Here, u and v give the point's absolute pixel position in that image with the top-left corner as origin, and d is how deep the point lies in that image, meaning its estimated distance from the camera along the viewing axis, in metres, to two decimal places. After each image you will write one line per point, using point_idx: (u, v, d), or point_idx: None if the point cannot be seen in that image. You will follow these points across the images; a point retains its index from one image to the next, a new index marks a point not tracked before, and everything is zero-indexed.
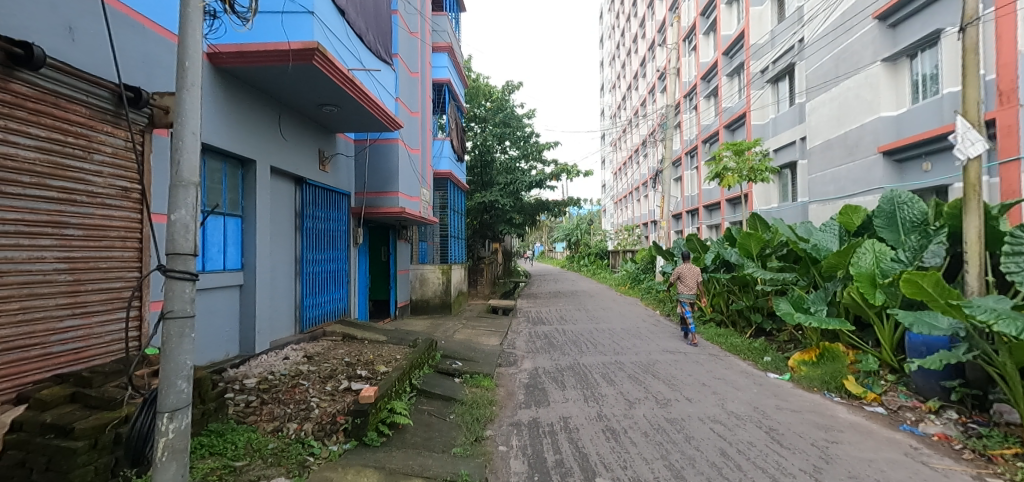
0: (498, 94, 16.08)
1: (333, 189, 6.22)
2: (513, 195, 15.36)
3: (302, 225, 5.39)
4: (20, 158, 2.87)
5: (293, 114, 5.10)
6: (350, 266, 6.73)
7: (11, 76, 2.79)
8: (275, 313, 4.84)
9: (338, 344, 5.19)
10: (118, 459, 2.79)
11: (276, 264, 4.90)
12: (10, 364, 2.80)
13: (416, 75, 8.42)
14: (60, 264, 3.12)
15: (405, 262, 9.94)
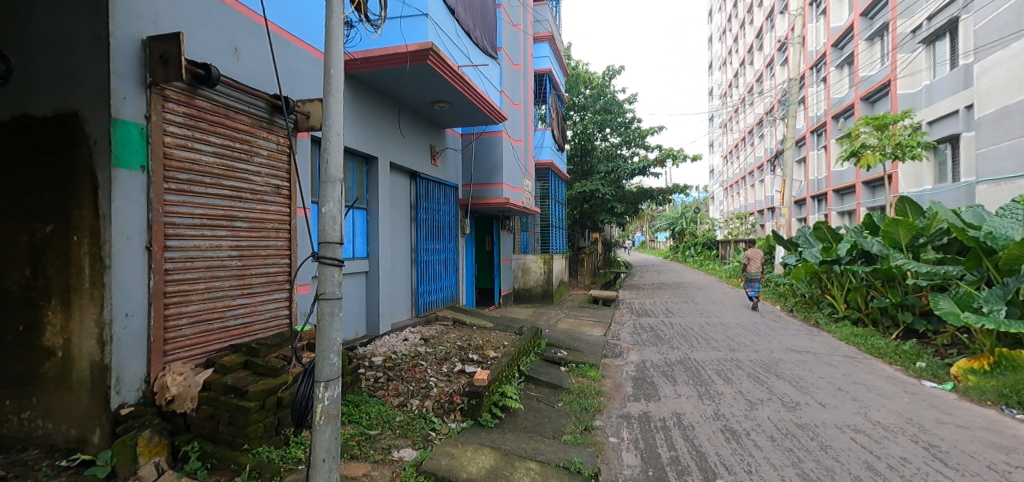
0: (599, 80, 15.76)
1: (443, 183, 6.55)
2: (615, 184, 15.02)
3: (417, 216, 5.75)
4: (202, 162, 3.42)
5: (409, 112, 5.45)
6: (458, 255, 7.06)
7: (194, 94, 3.35)
8: (395, 297, 5.25)
9: (449, 328, 5.49)
10: (280, 419, 3.29)
11: (395, 253, 5.29)
12: (197, 333, 3.39)
13: (519, 67, 8.53)
14: (232, 252, 3.67)
15: (508, 252, 10.22)
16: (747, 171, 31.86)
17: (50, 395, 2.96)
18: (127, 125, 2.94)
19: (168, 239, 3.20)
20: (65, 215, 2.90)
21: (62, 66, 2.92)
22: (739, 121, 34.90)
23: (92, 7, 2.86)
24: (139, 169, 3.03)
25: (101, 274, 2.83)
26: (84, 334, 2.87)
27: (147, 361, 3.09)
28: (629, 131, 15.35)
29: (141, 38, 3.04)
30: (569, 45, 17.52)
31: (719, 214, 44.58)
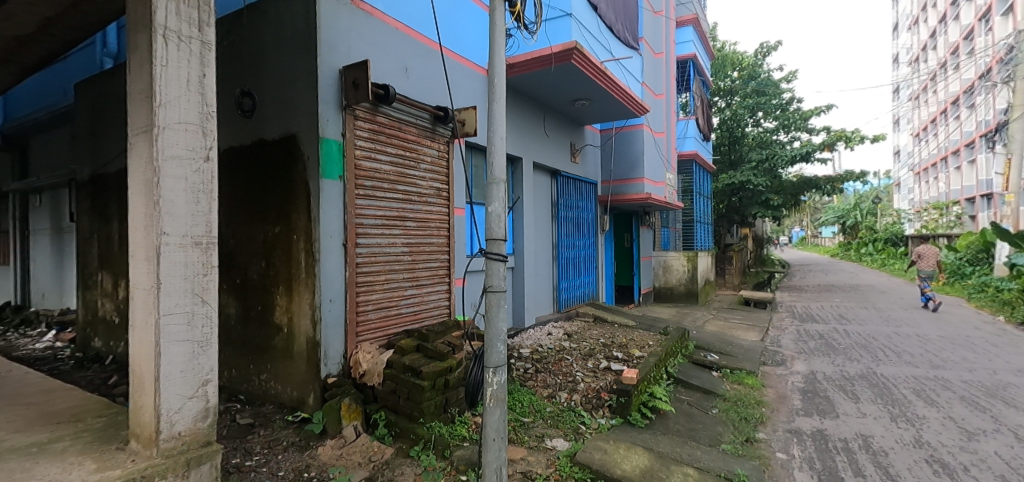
0: (750, 60, 14.48)
1: (582, 180, 6.60)
2: (770, 174, 13.53)
3: (558, 214, 5.87)
4: (382, 171, 3.95)
5: (552, 112, 5.60)
6: (598, 252, 7.05)
7: (376, 112, 3.87)
8: (538, 293, 5.45)
9: (591, 324, 5.54)
10: (448, 400, 3.65)
11: (539, 249, 5.48)
12: (379, 318, 3.94)
13: (661, 56, 8.24)
14: (404, 248, 4.16)
15: (648, 249, 9.91)
16: (948, 151, 25.95)
17: (279, 364, 3.69)
18: (329, 141, 3.52)
19: (358, 238, 3.76)
20: (287, 219, 3.62)
21: (285, 97, 3.61)
22: (936, 90, 28.68)
23: (305, 46, 3.48)
24: (338, 178, 3.61)
25: (312, 266, 3.47)
26: (301, 314, 3.55)
27: (344, 341, 3.66)
28: (788, 113, 13.74)
29: (338, 68, 3.61)
30: (714, 26, 16.32)
31: (906, 205, 36.98)
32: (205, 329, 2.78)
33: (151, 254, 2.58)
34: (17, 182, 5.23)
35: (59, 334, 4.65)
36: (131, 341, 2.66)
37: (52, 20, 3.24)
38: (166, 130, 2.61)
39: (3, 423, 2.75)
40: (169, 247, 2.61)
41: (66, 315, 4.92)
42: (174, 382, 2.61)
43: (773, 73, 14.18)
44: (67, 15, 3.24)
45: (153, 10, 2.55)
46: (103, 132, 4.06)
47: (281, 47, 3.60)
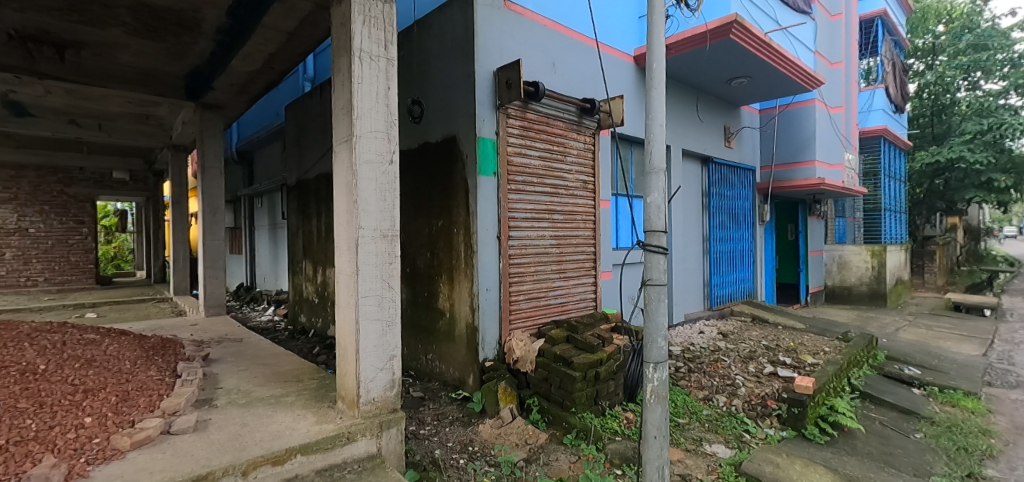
0: (963, 10, 12.05)
1: (736, 166, 6.06)
2: (993, 146, 10.82)
3: (709, 204, 5.47)
4: (532, 166, 4.08)
5: (703, 94, 5.24)
6: (756, 245, 6.44)
7: (526, 109, 4.00)
8: (688, 289, 5.20)
9: (750, 326, 5.21)
10: (598, 392, 3.66)
11: (688, 242, 5.20)
12: (530, 308, 4.10)
13: (839, 18, 7.25)
14: (552, 241, 4.25)
15: (818, 242, 8.97)
16: None
17: (443, 345, 4.07)
18: (485, 140, 3.76)
19: (511, 230, 3.95)
20: (448, 213, 3.96)
21: (446, 101, 3.94)
22: None
23: (464, 52, 3.75)
24: (492, 175, 3.83)
25: (471, 258, 3.75)
26: (461, 301, 3.86)
27: (499, 328, 3.90)
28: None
29: (493, 70, 3.81)
30: None
31: None
32: (391, 310, 3.17)
33: (352, 244, 3.02)
34: (248, 188, 6.61)
35: (278, 310, 5.79)
36: (337, 317, 3.16)
37: (273, 54, 3.98)
38: (362, 139, 3.02)
39: (251, 377, 3.50)
40: (364, 239, 3.03)
41: (281, 294, 6.08)
42: (369, 354, 3.03)
43: (1001, 20, 11.38)
44: (284, 49, 3.96)
45: (353, 36, 2.96)
46: (306, 144, 4.90)
47: (444, 55, 3.92)
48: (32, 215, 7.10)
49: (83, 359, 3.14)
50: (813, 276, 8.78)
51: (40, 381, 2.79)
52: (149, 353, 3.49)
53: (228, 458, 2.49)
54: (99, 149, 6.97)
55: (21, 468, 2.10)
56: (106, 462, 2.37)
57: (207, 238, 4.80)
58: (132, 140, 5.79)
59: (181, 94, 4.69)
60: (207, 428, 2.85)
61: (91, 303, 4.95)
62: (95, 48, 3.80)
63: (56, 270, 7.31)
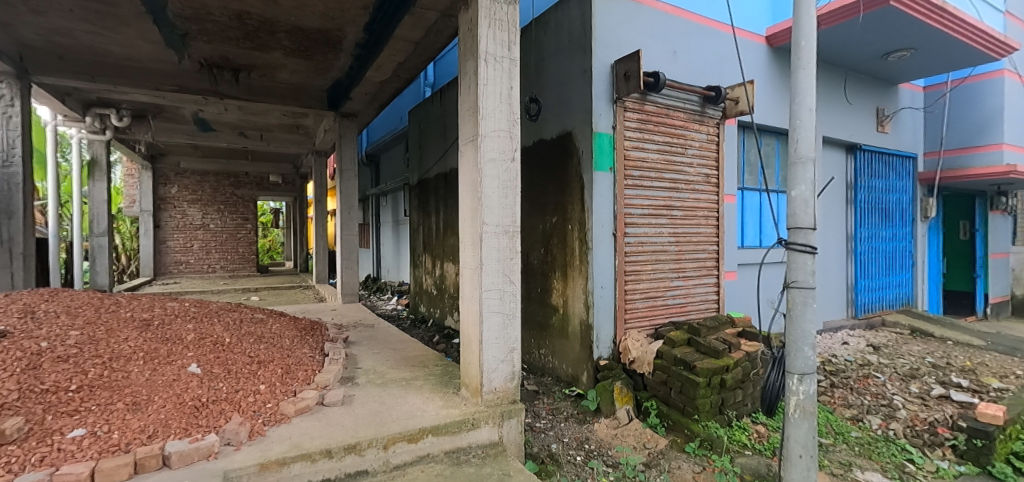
0: None
1: (890, 154, 5.31)
2: None
3: (857, 198, 4.91)
4: (650, 159, 3.94)
5: (853, 74, 4.80)
6: (917, 247, 5.60)
7: (645, 100, 3.87)
8: (829, 296, 4.79)
9: (908, 339, 4.68)
10: (723, 400, 3.43)
11: (830, 243, 4.77)
12: (646, 307, 3.97)
13: None
14: (670, 237, 4.06)
15: (1000, 243, 7.59)
16: None
17: (556, 341, 4.13)
18: (601, 135, 3.70)
19: (627, 227, 3.85)
20: (563, 210, 3.99)
21: (563, 98, 3.95)
22: None
23: (582, 47, 3.72)
24: (609, 170, 3.77)
25: (586, 254, 3.74)
26: (575, 298, 3.88)
27: (613, 326, 3.84)
28: None
29: (610, 63, 3.74)
30: None
31: None
32: (511, 303, 3.24)
33: (476, 239, 3.15)
34: (375, 188, 7.30)
35: (400, 300, 6.34)
36: (462, 308, 3.32)
37: (402, 63, 4.32)
38: (486, 138, 3.14)
39: (385, 360, 3.83)
40: (488, 234, 3.14)
41: (403, 286, 6.61)
42: (491, 346, 3.14)
43: None
44: (411, 58, 4.27)
45: (479, 39, 3.07)
46: (428, 145, 5.25)
47: (562, 52, 3.94)
48: (212, 213, 8.55)
49: (255, 334, 3.68)
50: (993, 284, 7.44)
51: (226, 351, 3.32)
52: (303, 334, 3.99)
53: (371, 432, 2.75)
54: (260, 156, 8.18)
55: (217, 423, 2.58)
56: (278, 424, 2.77)
57: (344, 233, 5.35)
58: (285, 148, 6.69)
59: (324, 104, 5.30)
60: (352, 402, 3.17)
61: (255, 288, 5.82)
62: (261, 69, 4.46)
63: (229, 259, 8.69)
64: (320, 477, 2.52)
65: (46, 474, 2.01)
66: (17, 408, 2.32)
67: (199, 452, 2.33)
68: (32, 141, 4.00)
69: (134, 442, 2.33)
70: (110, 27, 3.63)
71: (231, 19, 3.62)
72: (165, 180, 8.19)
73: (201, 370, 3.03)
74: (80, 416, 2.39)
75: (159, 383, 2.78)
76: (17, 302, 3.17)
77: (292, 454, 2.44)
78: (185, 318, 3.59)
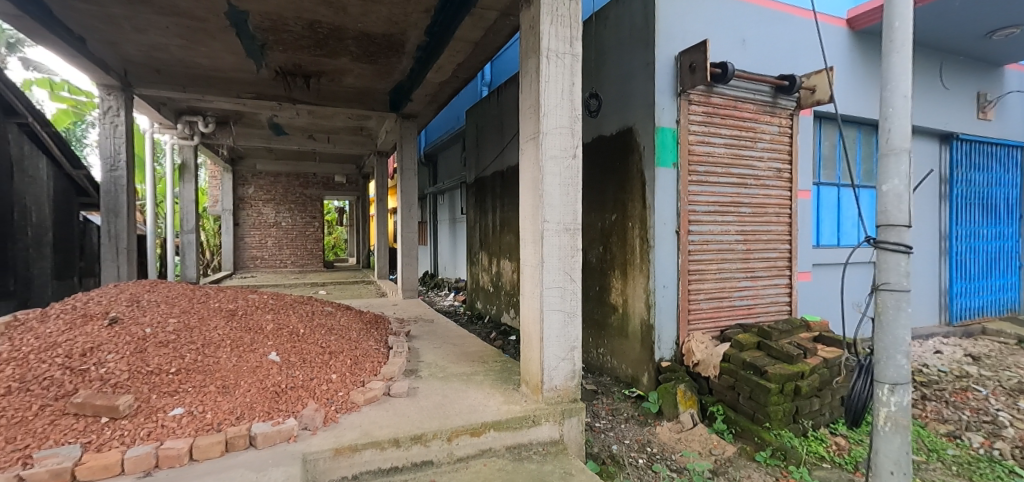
0: None
1: (993, 144, 4.82)
2: None
3: (951, 192, 4.58)
4: (716, 154, 3.78)
5: (949, 56, 4.42)
6: None
7: (711, 92, 3.72)
8: (919, 300, 4.46)
9: (1014, 349, 4.26)
10: (798, 408, 3.24)
11: (920, 242, 4.45)
12: (712, 308, 3.82)
13: None
14: (738, 235, 3.88)
15: None
16: None
17: (615, 341, 4.07)
18: (664, 130, 3.60)
19: (691, 224, 3.72)
20: (623, 207, 3.92)
21: (624, 93, 3.88)
22: None
23: (644, 40, 3.63)
24: (672, 166, 3.66)
25: (647, 253, 3.65)
26: (636, 297, 3.80)
27: (676, 327, 3.72)
28: None
29: (674, 55, 3.62)
30: None
31: None
32: (572, 301, 3.21)
33: (537, 237, 3.14)
34: (433, 187, 7.52)
35: (457, 296, 6.49)
36: (521, 305, 3.33)
37: (461, 64, 4.40)
38: (547, 135, 3.12)
39: (445, 354, 3.93)
40: (549, 232, 3.13)
41: (460, 282, 6.75)
42: (552, 344, 3.13)
43: None
44: (470, 58, 4.33)
45: (541, 36, 3.05)
46: (485, 144, 5.33)
47: (623, 46, 3.86)
48: (283, 211, 9.12)
49: (325, 326, 3.89)
50: None
51: (301, 341, 3.53)
52: (368, 327, 4.17)
53: (436, 424, 2.83)
54: (326, 158, 8.64)
55: (295, 408, 2.75)
56: (348, 412, 2.91)
57: (404, 231, 5.54)
58: (349, 150, 7.02)
59: (386, 107, 5.50)
60: (416, 394, 3.26)
61: (322, 282, 6.15)
62: (329, 75, 4.69)
63: (298, 255, 9.24)
64: (388, 465, 2.62)
65: (153, 447, 2.25)
66: (127, 387, 2.58)
67: (280, 435, 2.50)
68: (134, 147, 4.45)
69: (224, 422, 2.54)
70: (199, 41, 3.96)
71: (304, 28, 3.84)
72: (242, 181, 8.84)
73: (280, 358, 3.23)
74: (179, 396, 2.64)
75: (244, 369, 3.00)
76: (125, 292, 3.53)
77: (363, 442, 2.56)
78: (264, 309, 3.85)
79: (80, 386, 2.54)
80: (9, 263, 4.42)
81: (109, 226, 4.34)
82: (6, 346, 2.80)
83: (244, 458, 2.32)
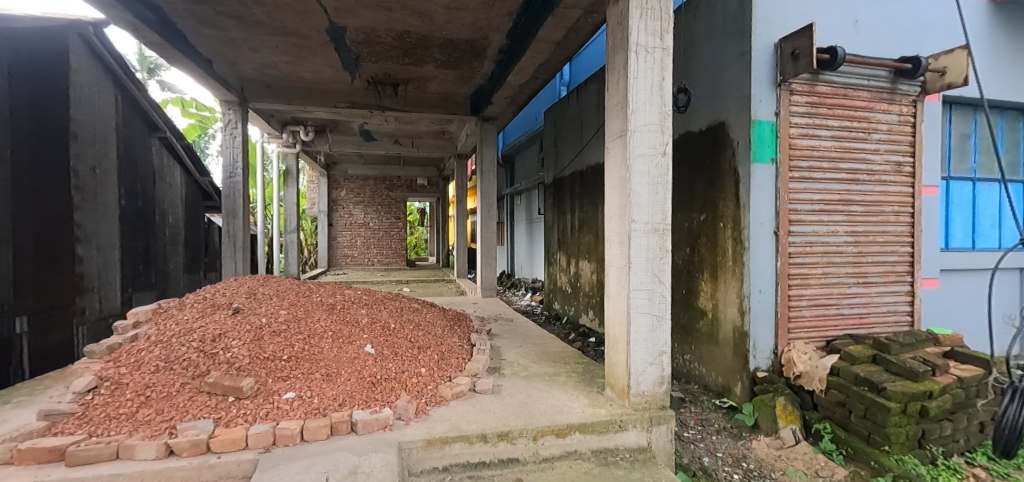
0: None
1: None
2: None
3: None
4: (822, 148, 3.46)
5: None
6: None
7: (817, 80, 3.41)
8: None
9: None
10: (924, 432, 2.86)
11: None
12: (817, 316, 3.50)
13: None
14: (848, 237, 3.53)
15: None
16: None
17: (704, 347, 3.87)
18: (762, 123, 3.35)
19: (792, 224, 3.44)
20: (714, 206, 3.71)
21: (716, 85, 3.67)
22: None
23: (739, 28, 3.41)
24: (770, 161, 3.39)
25: (741, 254, 3.43)
26: (728, 302, 3.58)
27: (775, 335, 3.45)
28: None
29: (773, 42, 3.36)
30: None
31: None
32: (661, 304, 3.07)
33: (624, 237, 3.03)
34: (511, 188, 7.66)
35: (534, 296, 6.54)
36: (606, 306, 3.26)
37: (542, 65, 4.42)
38: (635, 133, 2.99)
39: (527, 353, 3.97)
40: (637, 232, 3.01)
41: (536, 283, 6.80)
42: (640, 348, 3.02)
43: None
44: (551, 58, 4.34)
45: (630, 31, 2.94)
46: (563, 144, 5.32)
47: (715, 35, 3.66)
48: (371, 212, 9.74)
49: (413, 322, 4.08)
50: None
51: (392, 335, 3.73)
52: (452, 324, 4.32)
53: (522, 422, 2.84)
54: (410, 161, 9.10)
55: (390, 399, 2.90)
56: (438, 405, 3.02)
57: (483, 231, 5.67)
58: (431, 153, 7.33)
59: (467, 110, 5.67)
60: (501, 391, 3.31)
61: (405, 280, 6.48)
62: (416, 82, 4.93)
63: (384, 254, 9.77)
64: (477, 459, 2.68)
65: (271, 426, 2.49)
66: (248, 371, 2.88)
67: (378, 422, 2.64)
68: (248, 155, 4.96)
69: (329, 408, 2.74)
70: (303, 57, 4.33)
71: (395, 39, 4.05)
72: (335, 184, 9.58)
73: (374, 351, 3.43)
74: (291, 381, 2.89)
75: (344, 359, 3.21)
76: (244, 285, 3.95)
77: (453, 435, 2.63)
78: (359, 304, 4.12)
79: (212, 368, 2.87)
80: (152, 258, 5.13)
81: (228, 226, 4.89)
82: (154, 330, 3.24)
83: (347, 442, 2.49)
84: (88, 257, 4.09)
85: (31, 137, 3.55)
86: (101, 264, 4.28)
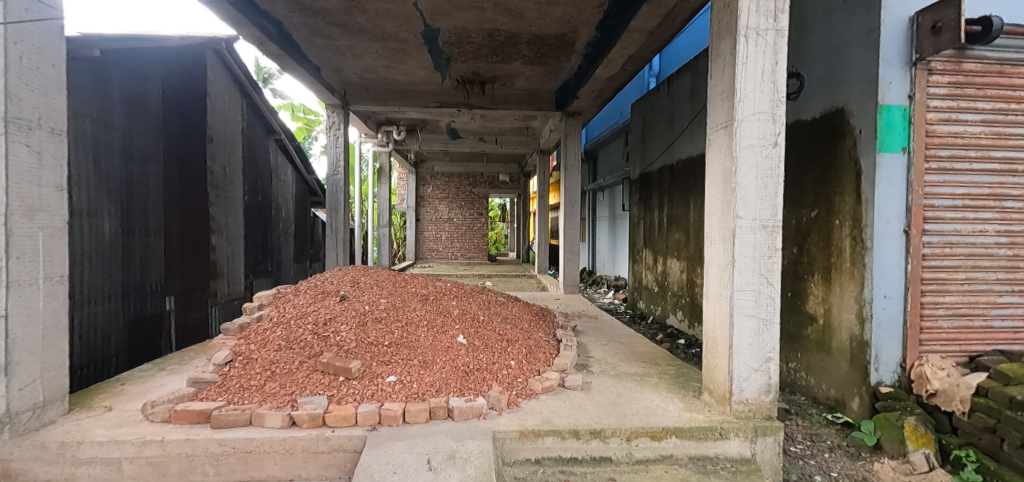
0: None
1: None
2: None
3: None
4: (968, 134, 3.02)
5: None
6: None
7: (964, 57, 2.98)
8: None
9: None
10: None
11: None
12: (958, 328, 3.08)
13: None
14: (1000, 237, 3.07)
15: None
16: None
17: (813, 356, 3.56)
18: (890, 108, 2.98)
19: (928, 222, 3.03)
20: (828, 202, 3.38)
21: (833, 69, 3.34)
22: None
23: (865, 2, 3.06)
24: (901, 151, 3.01)
25: (862, 256, 3.08)
26: (843, 307, 3.25)
27: (902, 347, 3.07)
28: None
29: (908, 16, 2.98)
30: None
31: None
32: (769, 308, 2.81)
33: (727, 234, 2.81)
34: (594, 185, 7.59)
35: (617, 294, 6.43)
36: (705, 307, 3.07)
37: (632, 56, 4.28)
38: (744, 123, 2.73)
39: (615, 352, 3.91)
40: (742, 230, 2.75)
41: (620, 281, 6.68)
42: (743, 352, 2.79)
43: None
44: (642, 49, 4.20)
45: (739, 14, 2.68)
46: (652, 138, 5.16)
47: (835, 13, 3.32)
48: (454, 207, 10.11)
49: (501, 315, 4.17)
50: None
51: (482, 327, 3.84)
52: (538, 318, 4.38)
53: (614, 421, 2.77)
54: (492, 158, 9.33)
55: (483, 388, 2.98)
56: (529, 398, 3.06)
57: (567, 227, 5.64)
58: (514, 150, 7.45)
59: (552, 106, 5.68)
60: (591, 388, 3.27)
61: (488, 274, 6.64)
62: (502, 79, 5.02)
63: (466, 248, 10.12)
64: (569, 454, 2.65)
65: (377, 405, 2.65)
66: (356, 354, 3.10)
67: (472, 410, 2.71)
68: (348, 154, 5.35)
69: (427, 393, 2.87)
70: (400, 60, 4.57)
71: (485, 38, 4.14)
72: (422, 181, 10.08)
73: (466, 341, 3.54)
74: (392, 366, 3.06)
75: (439, 347, 3.34)
76: (348, 274, 4.27)
77: (545, 428, 2.64)
78: (450, 296, 4.29)
79: (324, 349, 3.13)
80: (269, 248, 5.73)
81: (331, 220, 5.32)
82: (276, 313, 3.60)
83: (445, 427, 2.58)
84: (219, 246, 4.66)
85: (177, 141, 4.09)
86: (229, 252, 4.85)
